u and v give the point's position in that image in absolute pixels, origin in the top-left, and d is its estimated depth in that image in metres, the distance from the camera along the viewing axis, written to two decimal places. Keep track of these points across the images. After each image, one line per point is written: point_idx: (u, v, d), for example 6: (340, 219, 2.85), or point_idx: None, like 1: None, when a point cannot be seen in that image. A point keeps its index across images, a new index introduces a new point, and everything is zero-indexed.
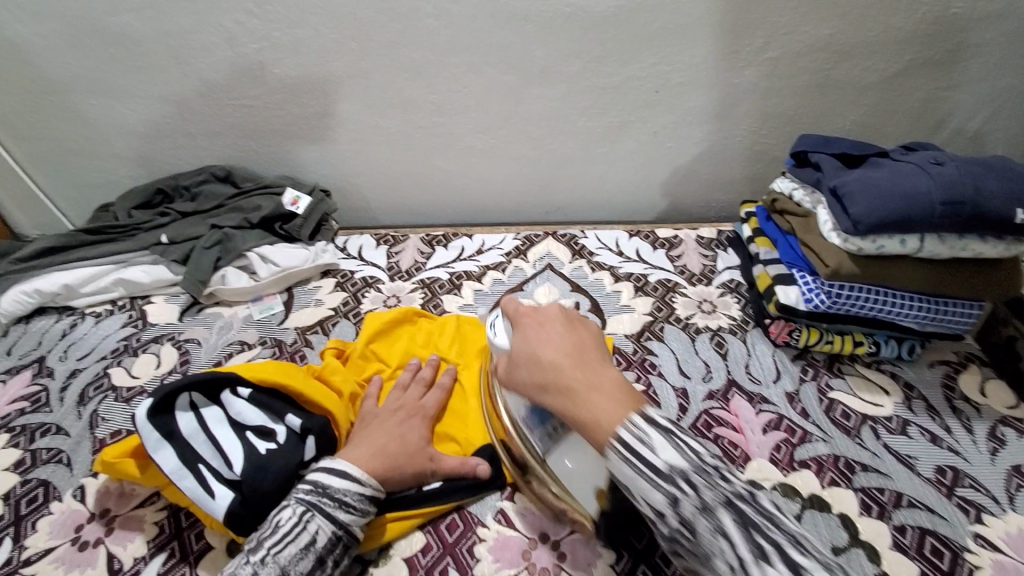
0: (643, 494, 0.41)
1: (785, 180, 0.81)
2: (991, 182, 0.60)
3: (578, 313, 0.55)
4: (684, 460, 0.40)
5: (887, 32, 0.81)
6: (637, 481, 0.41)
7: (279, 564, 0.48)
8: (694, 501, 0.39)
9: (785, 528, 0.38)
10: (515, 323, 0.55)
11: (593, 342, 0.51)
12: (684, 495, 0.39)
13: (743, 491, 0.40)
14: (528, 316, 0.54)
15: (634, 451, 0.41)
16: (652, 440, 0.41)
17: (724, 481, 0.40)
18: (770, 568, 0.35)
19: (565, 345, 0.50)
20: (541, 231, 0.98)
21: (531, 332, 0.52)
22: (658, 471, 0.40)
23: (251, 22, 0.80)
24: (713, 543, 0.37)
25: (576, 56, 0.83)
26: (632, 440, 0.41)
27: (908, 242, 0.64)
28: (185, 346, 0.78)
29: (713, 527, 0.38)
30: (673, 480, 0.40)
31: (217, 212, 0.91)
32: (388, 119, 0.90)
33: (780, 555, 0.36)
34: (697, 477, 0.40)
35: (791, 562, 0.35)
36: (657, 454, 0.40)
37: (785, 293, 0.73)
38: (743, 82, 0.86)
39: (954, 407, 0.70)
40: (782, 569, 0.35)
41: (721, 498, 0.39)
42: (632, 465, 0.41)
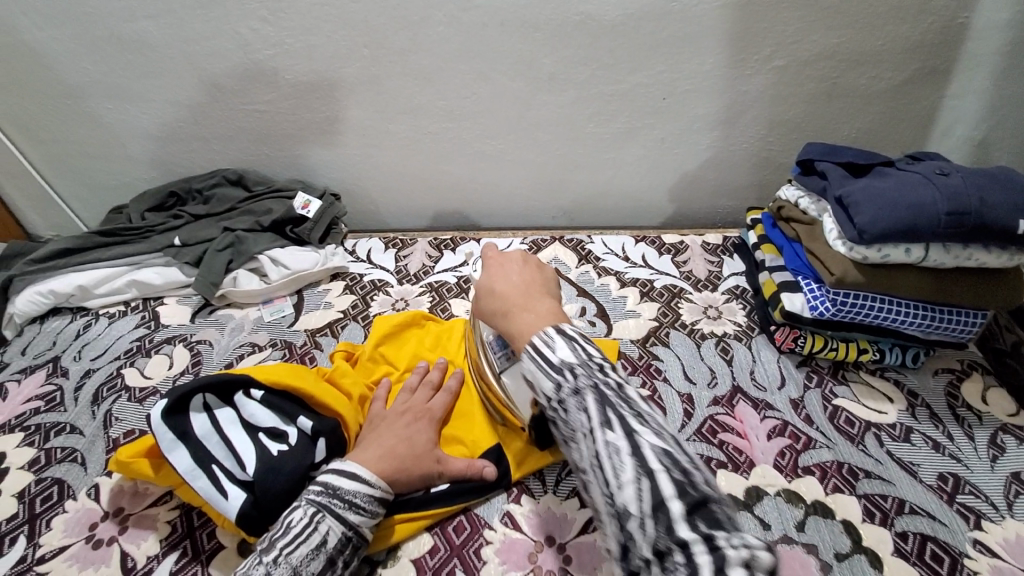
0: (538, 382, 0.45)
1: (791, 187, 0.82)
2: (996, 193, 0.61)
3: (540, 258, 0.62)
4: (574, 356, 0.44)
5: (894, 41, 0.81)
6: (535, 373, 0.45)
7: (291, 564, 0.48)
8: (570, 385, 0.43)
9: (641, 410, 0.41)
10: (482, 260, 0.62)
11: (541, 279, 0.57)
12: (564, 382, 0.43)
13: (615, 381, 0.43)
14: (492, 258, 0.61)
15: (538, 350, 0.46)
16: (554, 343, 0.45)
17: (601, 371, 0.43)
18: (611, 435, 0.39)
19: (515, 280, 0.56)
20: (548, 236, 0.99)
21: (491, 269, 0.59)
22: (551, 364, 0.44)
23: (265, 29, 0.81)
24: (576, 417, 0.42)
25: (584, 64, 0.83)
26: (539, 341, 0.46)
27: (912, 252, 0.65)
28: (197, 347, 0.79)
29: (579, 403, 0.42)
30: (559, 369, 0.44)
31: (229, 215, 0.93)
32: (397, 124, 0.91)
33: (624, 427, 0.39)
34: (581, 369, 0.43)
35: (629, 433, 0.39)
36: (554, 352, 0.45)
37: (790, 300, 0.74)
38: (749, 90, 0.87)
39: (957, 415, 0.71)
40: (619, 436, 0.39)
41: (591, 381, 0.42)
42: (534, 359, 0.46)
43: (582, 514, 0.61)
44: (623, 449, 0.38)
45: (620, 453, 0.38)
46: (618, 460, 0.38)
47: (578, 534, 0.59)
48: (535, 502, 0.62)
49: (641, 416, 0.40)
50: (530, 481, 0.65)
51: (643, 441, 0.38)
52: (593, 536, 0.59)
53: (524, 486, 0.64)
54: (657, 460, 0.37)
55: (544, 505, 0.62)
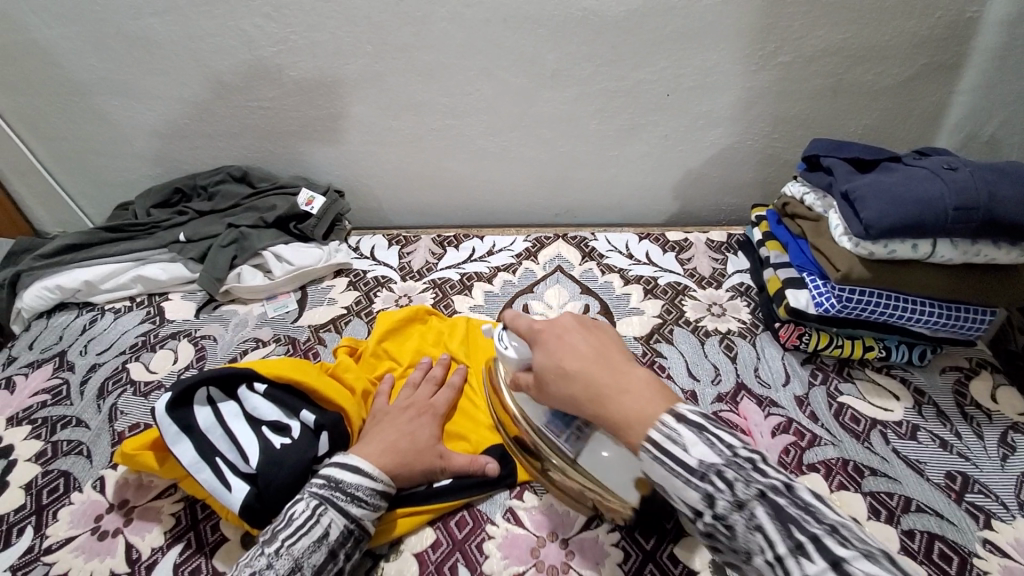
0: (680, 491, 0.40)
1: (796, 184, 0.81)
2: (1005, 188, 0.60)
3: (593, 319, 0.56)
4: (715, 455, 0.39)
5: (901, 37, 0.81)
6: (670, 480, 0.40)
7: (292, 555, 0.49)
8: (727, 496, 0.38)
9: (829, 521, 0.36)
10: (534, 334, 0.55)
11: (611, 345, 0.52)
12: (718, 491, 0.38)
13: (780, 483, 0.38)
14: (543, 330, 0.54)
15: (665, 450, 0.41)
16: (682, 438, 0.41)
17: (759, 474, 0.38)
18: (810, 564, 0.34)
19: (587, 352, 0.50)
20: (551, 233, 0.99)
21: (547, 344, 0.52)
22: (693, 469, 0.39)
23: (269, 25, 0.82)
24: (749, 538, 0.37)
25: (588, 60, 0.83)
26: (663, 440, 0.41)
27: (919, 247, 0.64)
28: (201, 342, 0.80)
29: (748, 521, 0.37)
30: (705, 476, 0.39)
31: (234, 212, 0.93)
32: (401, 121, 0.91)
33: (821, 552, 0.34)
34: (729, 472, 0.39)
35: (832, 559, 0.34)
36: (687, 451, 0.40)
37: (795, 297, 0.73)
38: (754, 86, 0.86)
39: (965, 413, 0.70)
40: (820, 564, 0.34)
41: (754, 491, 0.38)
42: (664, 463, 0.41)
43: (584, 510, 0.61)
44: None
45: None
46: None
47: (580, 530, 0.59)
48: (538, 499, 0.62)
49: (837, 534, 0.35)
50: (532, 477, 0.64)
51: (856, 569, 0.33)
52: (597, 532, 0.59)
53: (527, 482, 0.64)
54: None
55: (547, 501, 0.62)
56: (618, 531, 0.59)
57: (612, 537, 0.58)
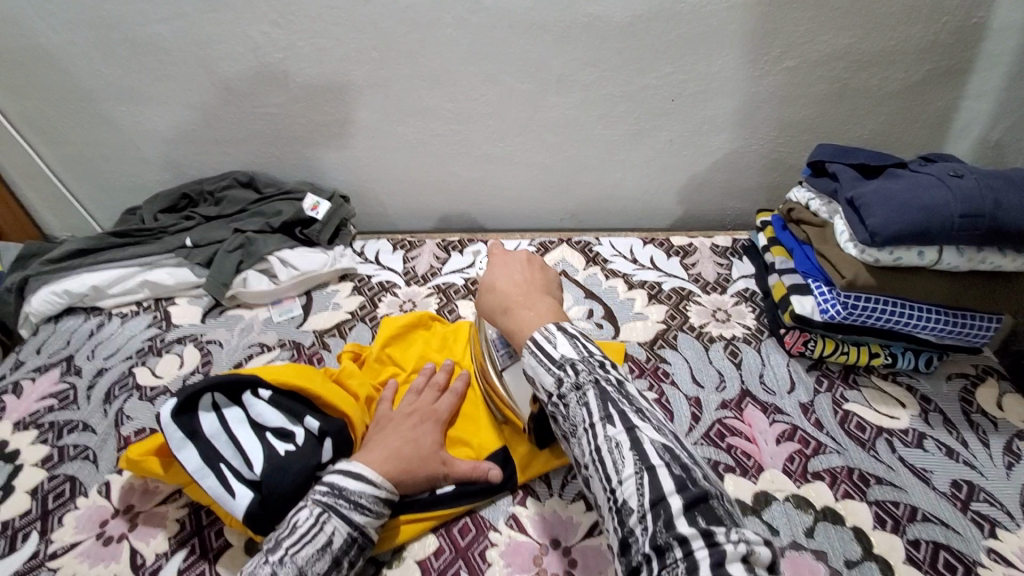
0: (539, 377, 0.48)
1: (802, 189, 0.81)
2: (1012, 195, 0.60)
3: (542, 261, 0.66)
4: (575, 353, 0.47)
5: (908, 41, 0.80)
6: (535, 368, 0.48)
7: (296, 564, 0.49)
8: (571, 380, 0.46)
9: (640, 406, 0.44)
10: (487, 259, 0.66)
11: (542, 280, 0.62)
12: (565, 376, 0.46)
13: (615, 378, 0.46)
14: (498, 256, 0.65)
15: (539, 346, 0.49)
16: (556, 339, 0.49)
17: (601, 368, 0.46)
18: (612, 430, 0.42)
19: (518, 279, 0.61)
20: (555, 238, 0.99)
21: (495, 267, 0.64)
22: (553, 360, 0.47)
23: (275, 32, 0.82)
24: (577, 411, 0.45)
25: (593, 65, 0.83)
26: (540, 338, 0.49)
27: (925, 255, 0.64)
28: (206, 347, 0.80)
29: (580, 399, 0.45)
30: (562, 365, 0.47)
31: (240, 217, 0.94)
32: (405, 126, 0.92)
33: (625, 423, 0.42)
34: (581, 365, 0.46)
35: (631, 428, 0.42)
36: (555, 349, 0.48)
37: (800, 304, 0.73)
38: (759, 91, 0.86)
39: (972, 421, 0.69)
40: (620, 430, 0.42)
41: (591, 378, 0.45)
42: (536, 356, 0.48)
43: (587, 518, 0.61)
44: (624, 445, 0.41)
45: (622, 447, 0.41)
46: (620, 454, 0.41)
47: (583, 537, 0.59)
48: (540, 505, 0.62)
49: (643, 413, 0.44)
50: (535, 483, 0.64)
51: (643, 436, 0.41)
52: (599, 540, 0.59)
53: (530, 489, 0.64)
54: (656, 454, 0.40)
55: (550, 508, 0.62)
56: None
57: (615, 546, 0.58)
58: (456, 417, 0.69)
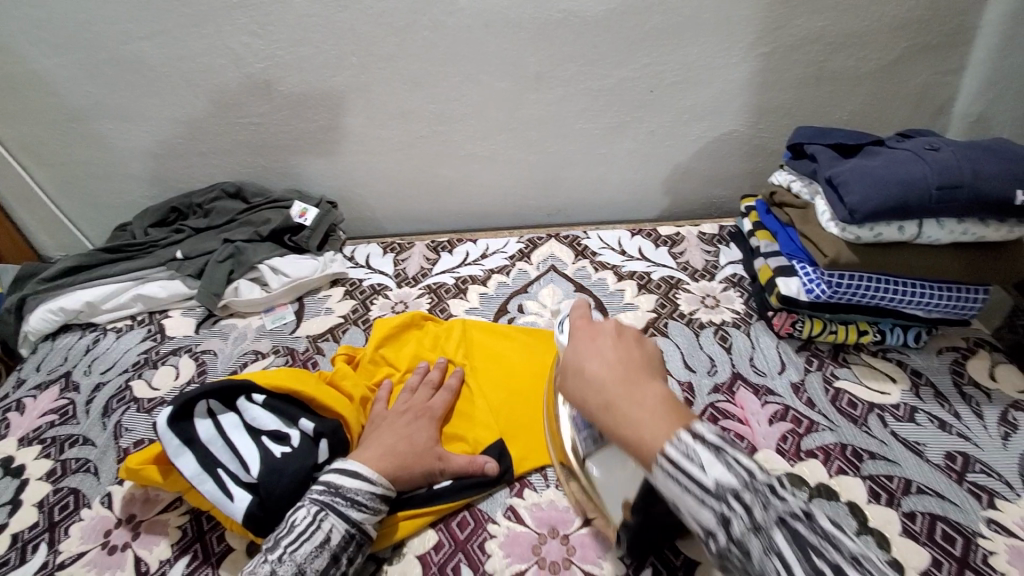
0: (692, 512, 0.40)
1: (783, 172, 0.81)
2: (989, 165, 0.60)
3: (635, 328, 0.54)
4: (734, 477, 0.39)
5: (881, 22, 0.81)
6: (685, 502, 0.40)
7: (295, 561, 0.50)
8: (744, 520, 0.38)
9: (842, 548, 0.38)
10: (570, 332, 0.54)
11: (642, 358, 0.50)
12: (734, 514, 0.38)
13: (796, 509, 0.39)
14: (584, 329, 0.54)
15: (680, 467, 0.40)
16: (700, 458, 0.40)
17: (776, 499, 0.39)
18: None
19: (614, 359, 0.49)
20: (543, 233, 0.99)
21: (581, 343, 0.52)
22: (707, 491, 0.39)
23: (256, 42, 0.83)
24: (766, 564, 0.37)
25: (571, 60, 0.84)
26: (679, 457, 0.40)
27: (906, 229, 0.64)
28: (202, 357, 0.81)
29: (767, 545, 0.37)
30: (721, 497, 0.39)
31: (229, 227, 0.94)
32: (389, 130, 0.92)
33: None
34: (748, 495, 0.38)
35: None
36: (705, 472, 0.39)
37: (786, 285, 0.73)
38: (737, 77, 0.87)
39: (963, 393, 0.70)
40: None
41: (774, 516, 0.38)
42: (680, 481, 0.40)
43: None
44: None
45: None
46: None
47: (581, 525, 0.60)
48: (539, 495, 0.63)
49: (852, 560, 0.37)
50: (532, 475, 0.65)
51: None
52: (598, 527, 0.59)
53: (526, 481, 0.64)
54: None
55: (548, 498, 0.62)
56: None
57: None
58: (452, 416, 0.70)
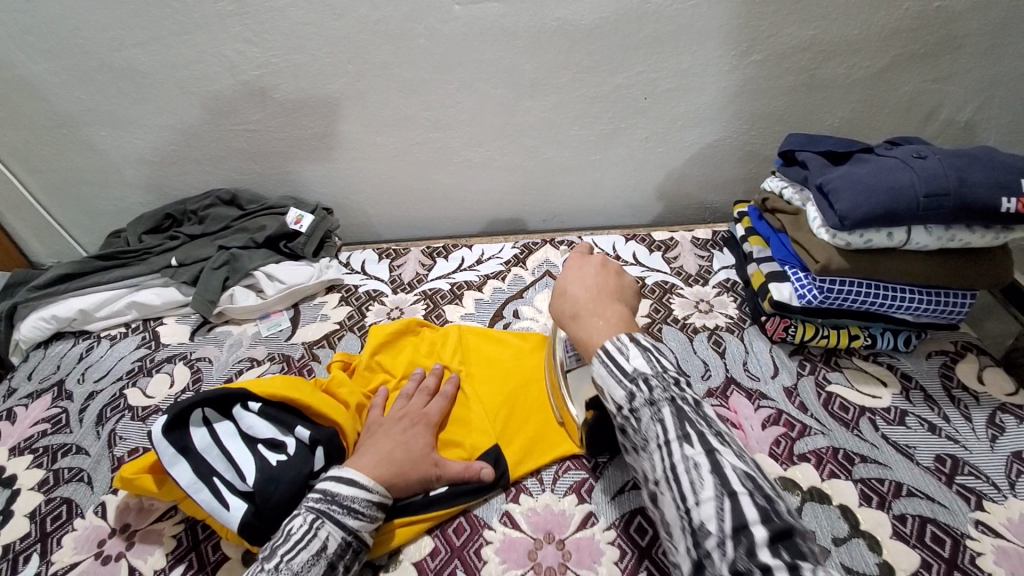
0: (610, 389, 0.49)
1: (774, 179, 0.82)
2: (974, 173, 0.61)
3: (620, 265, 0.65)
4: (648, 366, 0.47)
5: (869, 30, 0.83)
6: (605, 378, 0.49)
7: (292, 569, 0.49)
8: (644, 396, 0.46)
9: (718, 428, 0.44)
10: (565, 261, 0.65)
11: (616, 286, 0.60)
12: (638, 391, 0.46)
13: (692, 396, 0.46)
14: (577, 259, 0.64)
15: (611, 356, 0.49)
16: (628, 351, 0.49)
17: (677, 386, 0.46)
18: (690, 449, 0.42)
19: (591, 283, 0.60)
20: (538, 239, 1.00)
21: (571, 269, 0.63)
22: (625, 372, 0.47)
23: (251, 50, 0.84)
24: (650, 427, 0.45)
25: (564, 68, 0.85)
26: (612, 348, 0.49)
27: (895, 236, 0.65)
28: (197, 364, 0.81)
29: (655, 415, 0.45)
30: (633, 379, 0.47)
31: (224, 234, 0.94)
32: (384, 136, 0.93)
33: (704, 445, 0.42)
34: (655, 380, 0.46)
35: (708, 448, 0.42)
36: (628, 360, 0.48)
37: (778, 291, 0.74)
38: (729, 85, 0.88)
39: (952, 396, 0.71)
40: (697, 449, 0.42)
41: (667, 395, 0.45)
42: (606, 364, 0.49)
43: (579, 510, 0.62)
44: (702, 464, 0.41)
45: (699, 465, 0.41)
46: (696, 472, 0.41)
47: (576, 530, 0.60)
48: (534, 501, 0.63)
49: (720, 436, 0.43)
50: (528, 481, 0.65)
51: (724, 460, 0.41)
52: (592, 531, 0.60)
53: (522, 485, 0.65)
54: (737, 478, 0.40)
55: (543, 504, 0.63)
56: (613, 528, 0.60)
57: (608, 535, 0.59)
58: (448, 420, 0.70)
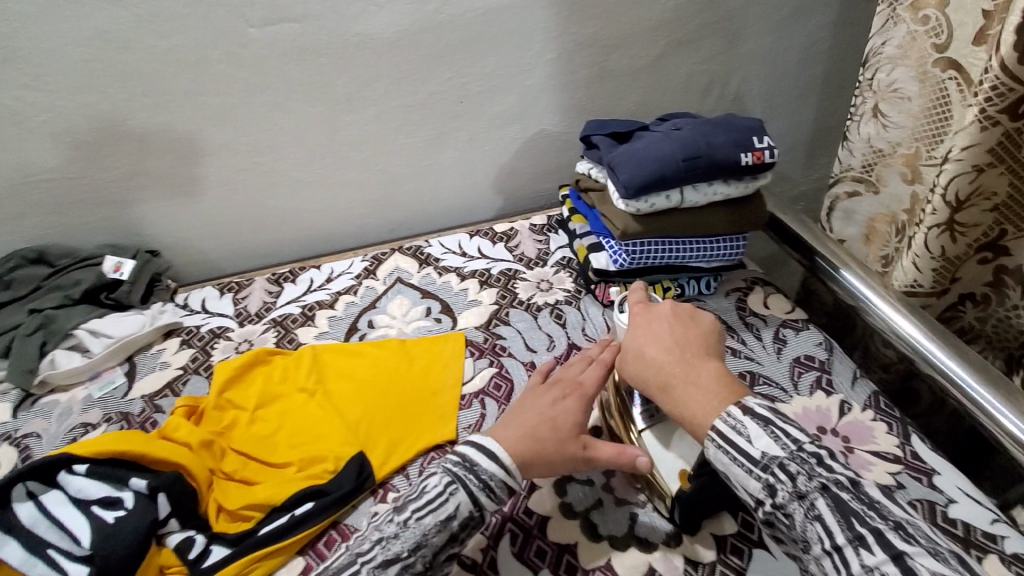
0: (741, 480, 0.51)
1: (583, 162, 0.91)
2: (717, 137, 0.74)
3: (689, 312, 0.66)
4: (782, 450, 0.50)
5: (638, 24, 0.95)
6: (733, 470, 0.51)
7: (421, 531, 0.52)
8: (789, 488, 0.48)
9: (888, 519, 0.47)
10: (633, 321, 0.66)
11: (697, 339, 0.62)
12: (778, 482, 0.49)
13: (843, 480, 0.49)
14: (644, 318, 0.66)
15: (733, 441, 0.51)
16: (748, 432, 0.51)
17: (822, 471, 0.49)
18: (869, 553, 0.45)
19: (670, 344, 0.61)
20: (387, 248, 1.02)
21: (643, 330, 0.64)
22: (756, 461, 0.50)
23: (27, 94, 0.77)
24: (808, 526, 0.47)
25: (378, 80, 0.88)
26: (729, 429, 0.52)
27: (672, 196, 0.76)
28: (25, 441, 0.73)
29: (810, 510, 0.47)
30: (768, 468, 0.49)
31: (35, 295, 0.86)
32: (204, 167, 0.90)
33: (881, 544, 0.45)
34: (793, 466, 0.49)
35: (891, 552, 0.44)
36: (752, 443, 0.51)
37: (597, 260, 0.84)
38: (535, 82, 0.96)
39: (747, 322, 0.85)
40: (880, 555, 0.44)
41: (814, 486, 0.48)
42: (730, 453, 0.51)
43: None
44: (890, 569, 0.44)
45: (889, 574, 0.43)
46: None
47: None
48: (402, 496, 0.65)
49: (899, 530, 0.46)
50: (395, 478, 0.67)
51: (914, 564, 0.44)
52: None
53: (389, 484, 0.67)
54: None
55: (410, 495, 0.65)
56: None
57: None
58: (294, 442, 0.71)
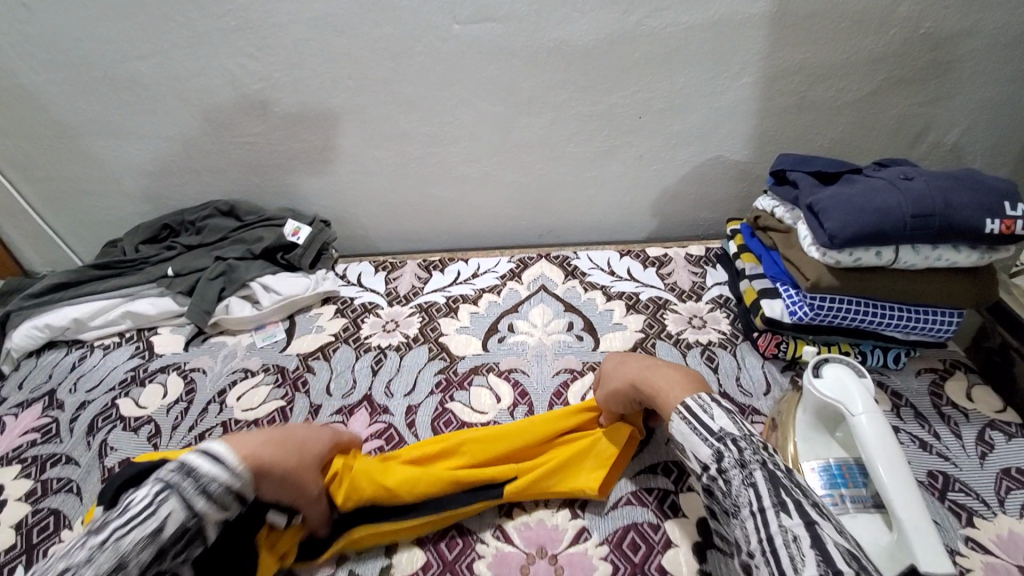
0: (694, 447, 0.49)
1: (767, 198, 0.84)
2: (959, 195, 0.63)
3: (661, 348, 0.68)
4: (735, 427, 0.48)
5: (858, 55, 0.85)
6: (690, 436, 0.49)
7: (118, 550, 0.42)
8: (734, 456, 0.46)
9: (814, 500, 0.43)
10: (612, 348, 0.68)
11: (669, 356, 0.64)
12: (727, 450, 0.47)
13: (784, 467, 0.45)
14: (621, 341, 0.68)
15: (695, 414, 0.50)
16: (713, 411, 0.50)
17: (768, 452, 0.46)
18: (788, 518, 0.40)
19: (652, 354, 0.63)
20: (534, 254, 1.01)
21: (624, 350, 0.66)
22: (711, 432, 0.48)
23: (252, 64, 0.85)
24: (742, 492, 0.44)
25: (561, 86, 0.87)
26: (697, 407, 0.51)
27: (883, 254, 0.67)
28: (190, 375, 0.81)
29: (745, 477, 0.44)
30: (721, 438, 0.47)
31: (221, 245, 0.95)
32: (383, 151, 0.94)
33: (800, 512, 0.41)
34: (744, 442, 0.47)
35: (807, 518, 0.40)
36: (714, 420, 0.49)
37: (770, 307, 0.75)
38: (724, 105, 0.89)
39: (942, 413, 0.72)
40: (797, 521, 0.40)
41: (757, 458, 0.45)
42: (690, 422, 0.50)
43: (573, 525, 0.61)
44: (801, 536, 0.39)
45: (799, 538, 0.39)
46: (797, 544, 0.39)
47: (569, 545, 0.60)
48: (527, 516, 0.63)
49: (817, 508, 0.42)
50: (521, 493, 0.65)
51: (826, 533, 0.39)
52: (585, 547, 0.59)
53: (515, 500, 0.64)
54: (842, 556, 0.37)
55: (538, 518, 0.62)
56: (606, 544, 0.59)
57: (601, 551, 0.59)
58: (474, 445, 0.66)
